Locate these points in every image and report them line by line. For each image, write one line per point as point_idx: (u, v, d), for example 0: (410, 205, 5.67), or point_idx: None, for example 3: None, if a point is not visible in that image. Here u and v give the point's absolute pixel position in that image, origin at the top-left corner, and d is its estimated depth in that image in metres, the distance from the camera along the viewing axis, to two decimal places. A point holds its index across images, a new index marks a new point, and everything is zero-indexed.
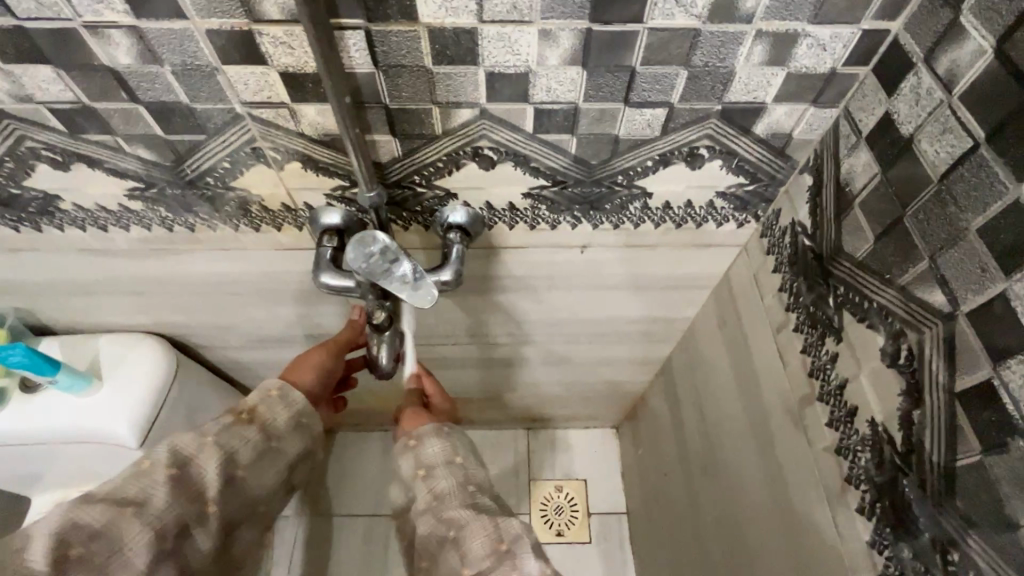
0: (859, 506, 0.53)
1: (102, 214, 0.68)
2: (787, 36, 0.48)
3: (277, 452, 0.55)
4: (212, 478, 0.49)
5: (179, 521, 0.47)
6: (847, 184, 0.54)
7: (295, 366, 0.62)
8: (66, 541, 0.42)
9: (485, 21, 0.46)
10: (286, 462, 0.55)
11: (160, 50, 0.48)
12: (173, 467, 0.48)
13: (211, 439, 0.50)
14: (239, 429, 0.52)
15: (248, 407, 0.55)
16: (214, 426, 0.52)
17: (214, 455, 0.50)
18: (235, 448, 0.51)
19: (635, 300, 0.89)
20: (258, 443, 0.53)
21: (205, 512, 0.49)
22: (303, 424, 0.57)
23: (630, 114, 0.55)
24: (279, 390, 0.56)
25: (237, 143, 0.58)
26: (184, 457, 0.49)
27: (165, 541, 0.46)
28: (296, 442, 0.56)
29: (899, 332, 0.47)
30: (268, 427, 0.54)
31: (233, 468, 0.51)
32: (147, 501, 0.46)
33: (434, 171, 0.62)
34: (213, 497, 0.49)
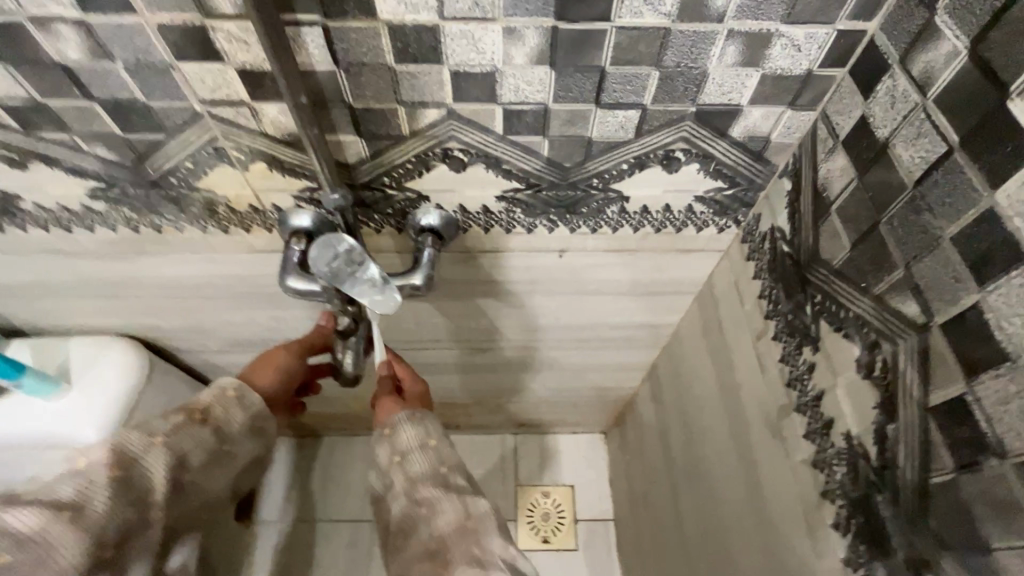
0: (834, 522, 0.51)
1: (65, 214, 0.66)
2: (760, 37, 0.46)
3: (228, 455, 0.54)
4: (158, 479, 0.48)
5: (121, 525, 0.45)
6: (825, 189, 0.52)
7: (254, 367, 0.60)
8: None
9: (447, 19, 0.44)
10: (235, 467, 0.55)
11: (111, 45, 0.46)
12: (115, 468, 0.46)
13: (161, 440, 0.49)
14: (192, 429, 0.51)
15: (202, 406, 0.53)
16: (164, 425, 0.50)
17: (161, 457, 0.48)
18: (185, 449, 0.50)
19: (617, 305, 0.87)
20: (210, 444, 0.52)
21: (148, 516, 0.48)
22: (259, 427, 0.57)
23: (602, 116, 0.54)
24: (237, 390, 0.55)
25: (198, 142, 0.56)
26: (129, 458, 0.47)
27: (106, 545, 0.45)
28: (251, 446, 0.56)
29: (874, 343, 0.45)
30: (221, 429, 0.53)
31: (182, 471, 0.50)
32: (86, 504, 0.44)
33: (403, 172, 0.60)
34: (158, 500, 0.48)
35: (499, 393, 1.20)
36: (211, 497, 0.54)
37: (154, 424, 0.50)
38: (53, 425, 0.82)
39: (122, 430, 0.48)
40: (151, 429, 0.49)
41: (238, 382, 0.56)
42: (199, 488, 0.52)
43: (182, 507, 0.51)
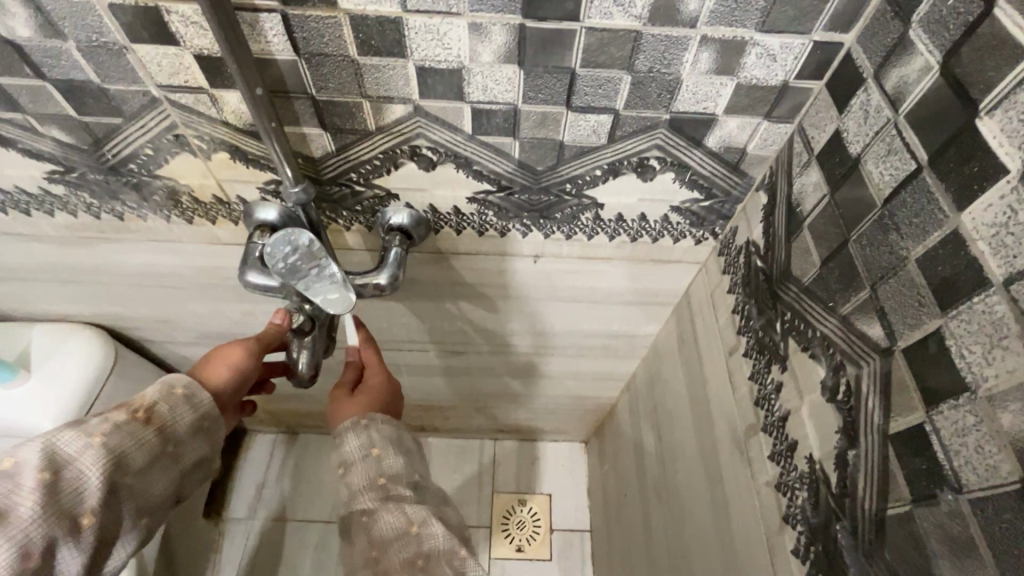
0: (794, 548, 0.49)
1: (24, 197, 0.64)
2: (735, 44, 0.45)
3: (173, 458, 0.49)
4: (94, 485, 0.43)
5: (47, 537, 0.40)
6: (798, 204, 0.51)
7: (203, 366, 0.56)
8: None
9: (410, 11, 0.43)
10: (180, 470, 0.49)
11: (62, 23, 0.44)
12: (44, 470, 0.41)
13: (98, 441, 0.44)
14: (135, 429, 0.47)
15: (146, 404, 0.49)
16: (102, 425, 0.46)
17: (100, 458, 0.44)
18: (128, 451, 0.46)
19: (595, 312, 0.86)
20: (154, 446, 0.47)
21: (79, 527, 0.42)
22: (208, 428, 0.52)
23: (573, 119, 0.52)
24: (185, 388, 0.51)
25: (157, 129, 0.54)
26: (60, 459, 0.43)
27: (28, 559, 0.39)
28: (200, 449, 0.51)
29: (839, 365, 0.44)
30: (166, 430, 0.48)
31: (121, 475, 0.45)
32: (8, 511, 0.39)
33: (370, 169, 0.58)
34: (93, 508, 0.43)
35: (476, 397, 1.18)
36: (153, 505, 0.47)
37: (92, 423, 0.45)
38: (16, 412, 0.81)
39: (56, 428, 0.45)
40: (88, 429, 0.45)
41: (188, 380, 0.51)
42: (141, 494, 0.46)
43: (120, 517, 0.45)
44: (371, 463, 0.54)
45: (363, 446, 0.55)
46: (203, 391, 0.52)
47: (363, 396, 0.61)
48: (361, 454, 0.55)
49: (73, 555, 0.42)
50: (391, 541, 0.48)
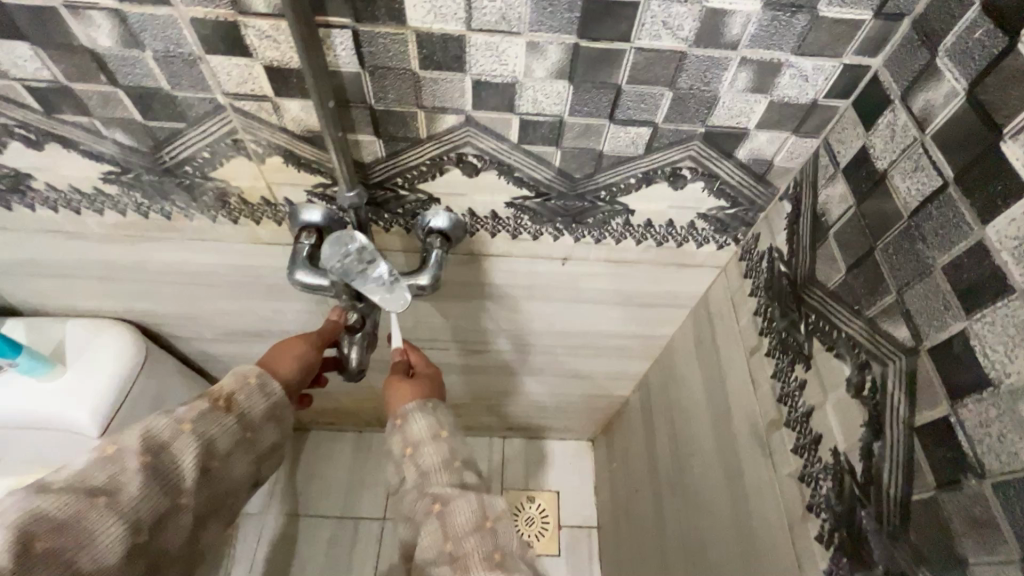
0: (818, 535, 0.53)
1: (76, 196, 0.66)
2: (771, 65, 0.48)
3: (252, 442, 0.54)
4: (188, 467, 0.49)
5: (153, 513, 0.46)
6: (824, 214, 0.55)
7: (271, 359, 0.60)
8: (28, 532, 0.41)
9: (473, 30, 0.46)
10: (258, 454, 0.55)
11: (143, 35, 0.47)
12: (144, 454, 0.47)
13: (188, 428, 0.49)
14: (218, 416, 0.51)
15: (226, 393, 0.53)
16: (190, 413, 0.50)
17: (190, 444, 0.49)
18: (213, 437, 0.51)
19: (614, 313, 0.89)
20: (235, 431, 0.52)
21: (179, 504, 0.48)
22: (279, 416, 0.56)
23: (615, 131, 0.55)
24: (258, 378, 0.55)
25: (217, 133, 0.57)
26: (156, 443, 0.48)
27: (139, 533, 0.46)
28: (273, 434, 0.56)
29: (865, 363, 0.47)
30: (245, 416, 0.53)
31: (209, 458, 0.50)
32: (119, 490, 0.45)
33: (417, 174, 0.61)
34: (189, 488, 0.49)
35: (489, 395, 1.21)
36: (236, 486, 0.53)
37: (181, 411, 0.50)
38: (50, 406, 0.82)
39: (150, 416, 0.49)
40: (179, 416, 0.49)
41: (259, 371, 0.56)
42: (226, 475, 0.52)
43: (214, 495, 0.51)
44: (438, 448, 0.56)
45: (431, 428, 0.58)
46: (271, 381, 0.56)
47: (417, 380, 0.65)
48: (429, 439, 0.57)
49: (177, 527, 0.49)
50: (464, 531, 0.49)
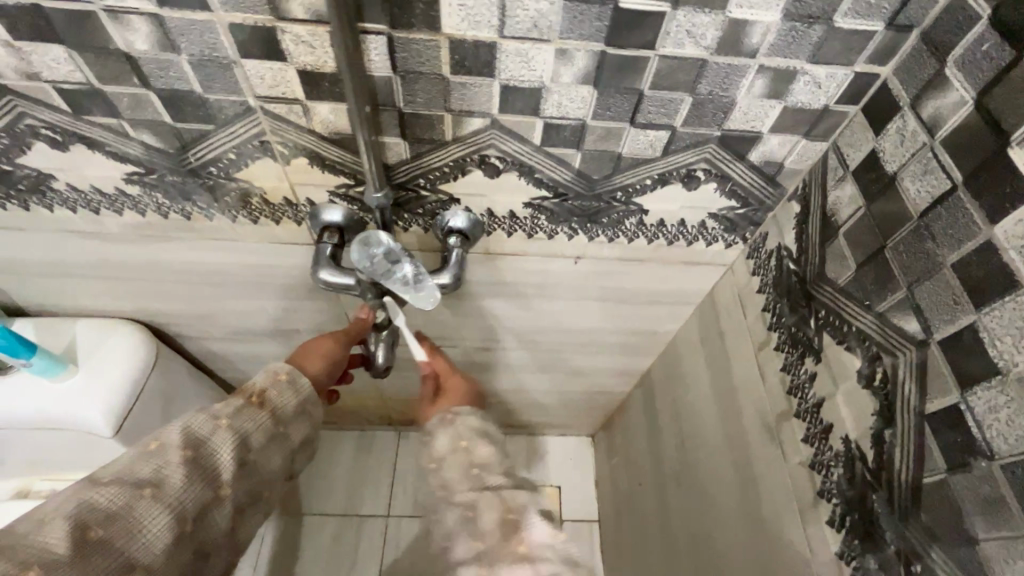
0: (829, 519, 0.56)
1: (97, 197, 0.67)
2: (787, 73, 0.51)
3: (284, 437, 0.60)
4: (227, 461, 0.54)
5: (196, 504, 0.51)
6: (833, 214, 0.57)
7: (303, 355, 0.67)
8: (85, 521, 0.45)
9: (505, 37, 0.47)
10: (291, 448, 0.60)
11: (180, 39, 0.48)
12: (187, 449, 0.52)
13: (225, 422, 0.55)
14: (251, 413, 0.57)
15: (258, 391, 0.60)
16: (226, 410, 0.57)
17: (227, 439, 0.55)
18: (248, 430, 0.57)
19: (621, 311, 0.91)
20: (269, 426, 0.58)
21: (219, 495, 0.53)
22: (307, 410, 0.63)
23: (635, 134, 0.57)
24: (287, 375, 0.62)
25: (245, 136, 0.58)
26: (198, 439, 0.53)
27: (184, 521, 0.50)
28: (301, 428, 0.62)
29: (876, 356, 0.50)
30: (276, 412, 0.59)
31: (245, 451, 0.56)
32: (164, 480, 0.50)
33: (439, 175, 0.63)
34: (228, 480, 0.54)
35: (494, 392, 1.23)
36: (273, 476, 0.59)
37: (217, 409, 0.56)
38: (61, 408, 0.83)
39: (190, 414, 0.55)
40: (216, 414, 0.55)
41: (289, 367, 0.63)
42: (262, 467, 0.57)
43: (253, 485, 0.57)
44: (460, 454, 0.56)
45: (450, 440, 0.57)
46: (301, 375, 0.63)
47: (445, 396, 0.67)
48: (450, 449, 0.56)
49: (220, 515, 0.53)
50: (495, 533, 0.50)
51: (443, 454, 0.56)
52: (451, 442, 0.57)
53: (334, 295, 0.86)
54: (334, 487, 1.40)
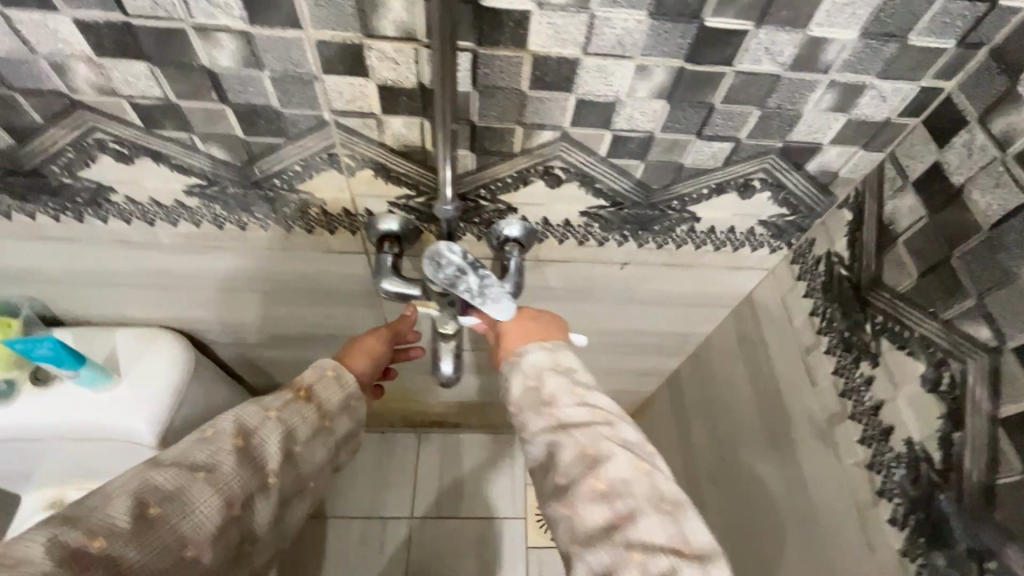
0: (891, 518, 0.58)
1: (154, 208, 0.66)
2: (855, 87, 0.52)
3: (328, 431, 0.63)
4: (273, 451, 0.56)
5: (245, 490, 0.53)
6: (891, 223, 0.59)
7: (350, 352, 0.71)
8: (146, 499, 0.47)
9: (588, 53, 0.48)
10: (334, 440, 0.63)
11: (265, 56, 0.48)
12: (238, 437, 0.54)
13: (274, 414, 0.58)
14: (299, 406, 0.60)
15: (306, 386, 0.63)
16: (276, 402, 0.59)
17: (275, 430, 0.57)
18: (295, 423, 0.59)
19: (658, 314, 0.93)
20: (314, 420, 0.61)
21: (266, 484, 0.55)
22: (352, 406, 0.66)
23: (699, 145, 0.59)
24: (333, 370, 0.65)
25: (315, 148, 0.58)
26: (248, 427, 0.56)
27: (233, 507, 0.52)
28: (345, 423, 0.65)
29: (941, 361, 0.52)
30: (322, 407, 0.62)
31: (292, 443, 0.58)
32: (217, 466, 0.52)
33: (502, 186, 0.64)
34: (274, 469, 0.56)
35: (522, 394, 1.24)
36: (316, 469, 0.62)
37: (268, 402, 0.59)
38: (102, 419, 0.82)
39: (241, 405, 0.57)
40: (265, 405, 0.58)
41: (334, 363, 0.66)
42: (306, 460, 0.60)
43: (298, 476, 0.59)
44: (534, 394, 0.56)
45: (523, 382, 0.57)
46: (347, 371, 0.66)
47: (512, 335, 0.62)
48: (524, 390, 0.57)
49: (265, 506, 0.55)
50: (574, 469, 0.50)
51: (519, 397, 0.57)
52: (523, 384, 0.58)
53: (377, 301, 0.87)
54: (357, 489, 1.40)
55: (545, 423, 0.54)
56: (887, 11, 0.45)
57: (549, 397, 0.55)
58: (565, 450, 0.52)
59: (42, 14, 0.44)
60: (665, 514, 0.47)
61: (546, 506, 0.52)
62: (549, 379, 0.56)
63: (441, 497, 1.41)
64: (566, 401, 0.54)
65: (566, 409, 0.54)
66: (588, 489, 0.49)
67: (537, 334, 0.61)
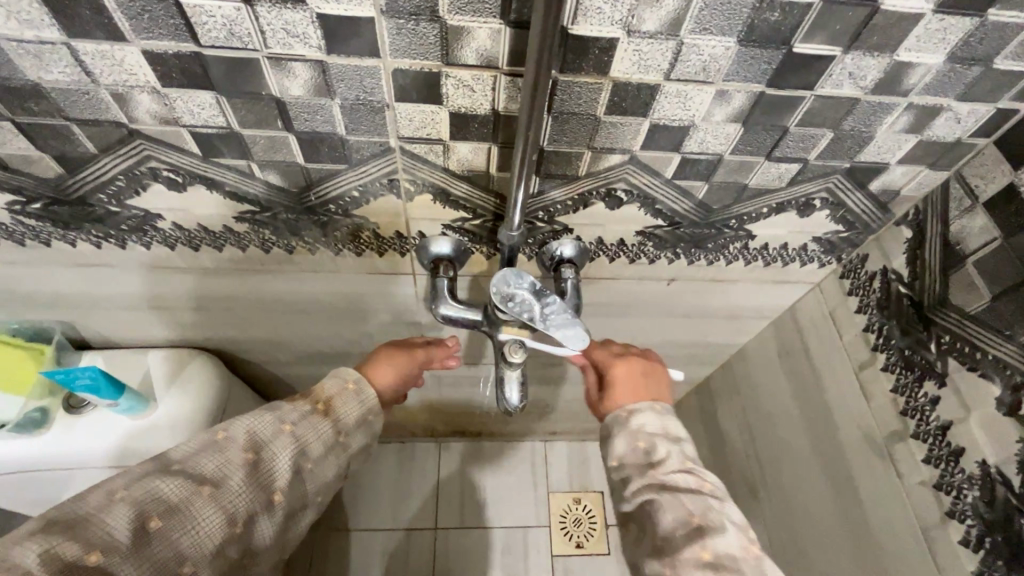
0: (963, 539, 0.60)
1: (201, 234, 0.64)
2: (931, 109, 0.51)
3: (342, 447, 0.60)
4: (282, 467, 0.54)
5: (248, 509, 0.51)
6: (957, 242, 0.59)
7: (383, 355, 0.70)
8: (146, 511, 0.47)
9: (671, 79, 0.47)
10: (348, 455, 0.61)
11: (337, 85, 0.46)
12: (249, 451, 0.53)
13: (288, 429, 0.55)
14: (315, 420, 0.58)
15: (325, 398, 0.60)
16: (292, 415, 0.57)
17: (287, 444, 0.55)
18: (308, 440, 0.56)
19: (698, 327, 0.91)
20: (328, 436, 0.58)
21: (272, 502, 0.53)
22: (368, 421, 0.63)
23: (766, 166, 0.58)
24: (354, 383, 0.62)
25: (375, 174, 0.57)
26: (259, 441, 0.54)
27: (235, 525, 0.50)
28: (360, 437, 0.62)
29: (1021, 385, 0.54)
30: (338, 423, 0.60)
31: (303, 460, 0.56)
32: (223, 481, 0.51)
33: (561, 208, 0.62)
34: (282, 487, 0.54)
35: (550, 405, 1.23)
36: (326, 486, 0.59)
37: (285, 412, 0.57)
38: (132, 443, 0.80)
39: (256, 414, 0.56)
40: (281, 418, 0.56)
41: (357, 376, 0.63)
42: (317, 477, 0.57)
43: (305, 492, 0.57)
44: (641, 456, 0.56)
45: (628, 441, 0.57)
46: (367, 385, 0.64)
47: (616, 388, 0.62)
48: (630, 451, 0.57)
49: (268, 524, 0.53)
50: (676, 534, 0.51)
51: (624, 456, 0.57)
52: (629, 443, 0.58)
53: (416, 319, 0.85)
54: (379, 501, 1.38)
55: (647, 482, 0.55)
56: (977, 37, 0.45)
57: (657, 460, 0.55)
58: (666, 512, 0.52)
59: (110, 46, 0.42)
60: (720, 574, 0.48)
61: (642, 563, 0.53)
62: (662, 445, 0.56)
63: (462, 507, 1.39)
64: (670, 464, 0.55)
65: (670, 471, 0.55)
66: (693, 557, 0.49)
67: (641, 390, 0.62)
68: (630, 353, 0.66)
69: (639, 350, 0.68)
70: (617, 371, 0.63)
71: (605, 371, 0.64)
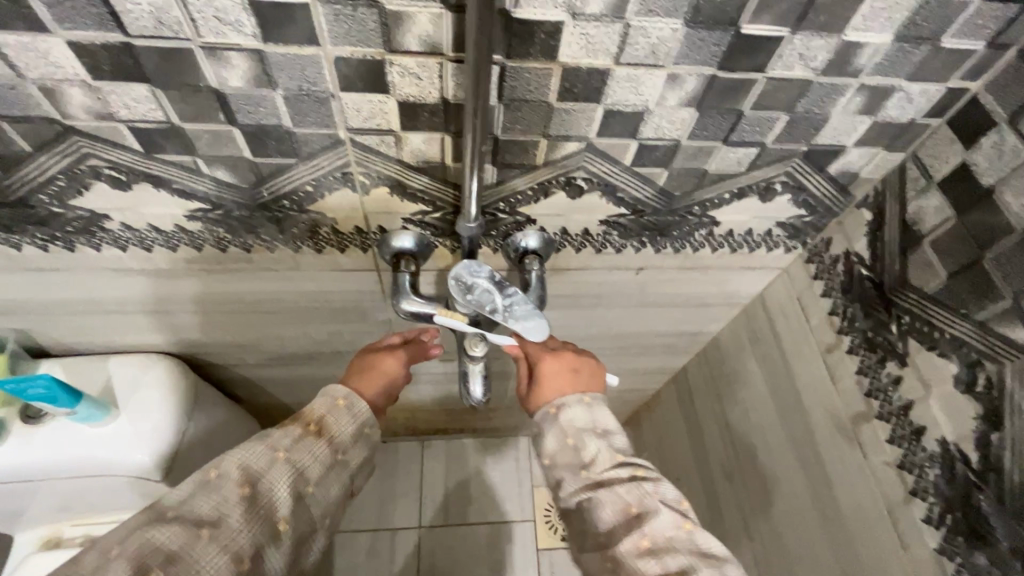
0: (925, 517, 0.61)
1: (152, 233, 0.62)
2: (884, 90, 0.51)
3: (343, 464, 0.59)
4: (283, 496, 0.53)
5: (253, 545, 0.49)
6: (915, 224, 0.60)
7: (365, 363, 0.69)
8: (146, 563, 0.44)
9: (621, 63, 0.46)
10: (348, 474, 0.60)
11: (278, 74, 0.45)
12: (245, 486, 0.51)
13: (283, 456, 0.54)
14: (310, 442, 0.57)
15: (317, 417, 0.60)
16: (284, 441, 0.55)
17: (283, 474, 0.53)
18: (305, 464, 0.56)
19: (670, 315, 0.91)
20: (327, 456, 0.58)
21: (276, 534, 0.52)
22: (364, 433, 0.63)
23: (725, 151, 0.57)
24: (345, 400, 0.62)
25: (327, 168, 0.55)
26: (255, 472, 0.52)
27: (241, 562, 0.48)
28: (359, 453, 0.62)
29: (976, 362, 0.55)
30: (334, 441, 0.59)
31: (303, 484, 0.55)
32: (222, 520, 0.49)
33: (521, 199, 0.61)
34: (285, 516, 0.53)
35: None
36: (334, 504, 0.59)
37: (276, 437, 0.56)
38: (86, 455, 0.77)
39: (248, 445, 0.54)
40: (274, 445, 0.54)
41: (346, 391, 0.63)
42: (320, 501, 0.56)
43: (311, 518, 0.56)
44: (572, 454, 0.57)
45: (557, 438, 0.58)
46: (358, 400, 0.63)
47: (546, 384, 0.62)
48: (561, 448, 0.58)
49: (276, 556, 0.52)
50: (617, 526, 0.52)
51: (555, 453, 0.58)
52: (559, 438, 0.59)
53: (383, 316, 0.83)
54: (366, 504, 1.36)
55: (582, 483, 0.56)
56: (923, 14, 0.45)
57: (588, 460, 0.56)
58: (606, 506, 0.53)
59: (31, 37, 0.41)
60: (698, 569, 0.48)
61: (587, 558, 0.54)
62: (591, 440, 0.57)
63: (448, 505, 1.38)
64: (602, 461, 0.56)
65: (603, 470, 0.55)
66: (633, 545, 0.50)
67: (573, 384, 0.62)
68: (562, 349, 0.65)
69: (572, 346, 0.67)
70: (546, 366, 0.63)
71: (534, 365, 0.64)
